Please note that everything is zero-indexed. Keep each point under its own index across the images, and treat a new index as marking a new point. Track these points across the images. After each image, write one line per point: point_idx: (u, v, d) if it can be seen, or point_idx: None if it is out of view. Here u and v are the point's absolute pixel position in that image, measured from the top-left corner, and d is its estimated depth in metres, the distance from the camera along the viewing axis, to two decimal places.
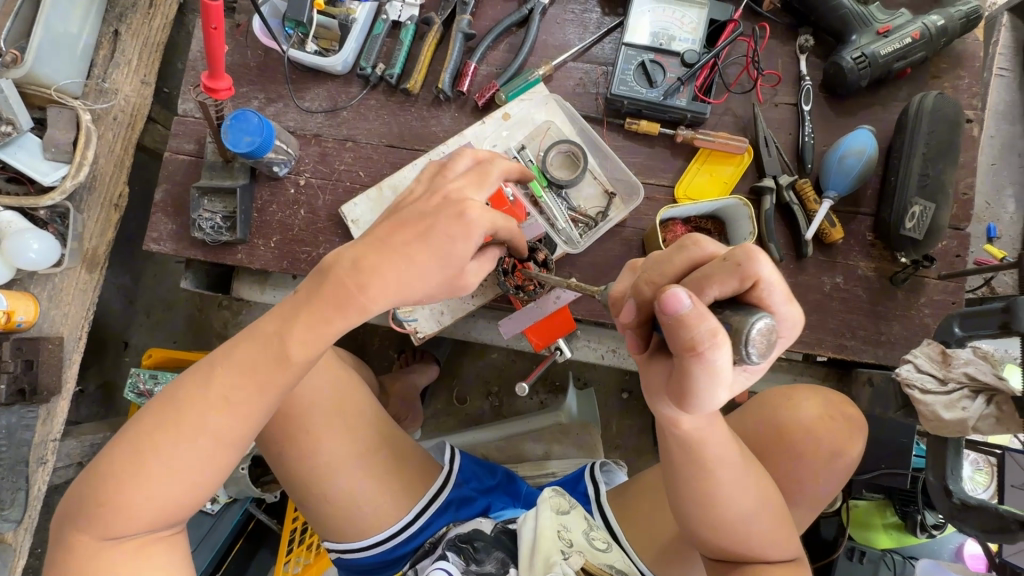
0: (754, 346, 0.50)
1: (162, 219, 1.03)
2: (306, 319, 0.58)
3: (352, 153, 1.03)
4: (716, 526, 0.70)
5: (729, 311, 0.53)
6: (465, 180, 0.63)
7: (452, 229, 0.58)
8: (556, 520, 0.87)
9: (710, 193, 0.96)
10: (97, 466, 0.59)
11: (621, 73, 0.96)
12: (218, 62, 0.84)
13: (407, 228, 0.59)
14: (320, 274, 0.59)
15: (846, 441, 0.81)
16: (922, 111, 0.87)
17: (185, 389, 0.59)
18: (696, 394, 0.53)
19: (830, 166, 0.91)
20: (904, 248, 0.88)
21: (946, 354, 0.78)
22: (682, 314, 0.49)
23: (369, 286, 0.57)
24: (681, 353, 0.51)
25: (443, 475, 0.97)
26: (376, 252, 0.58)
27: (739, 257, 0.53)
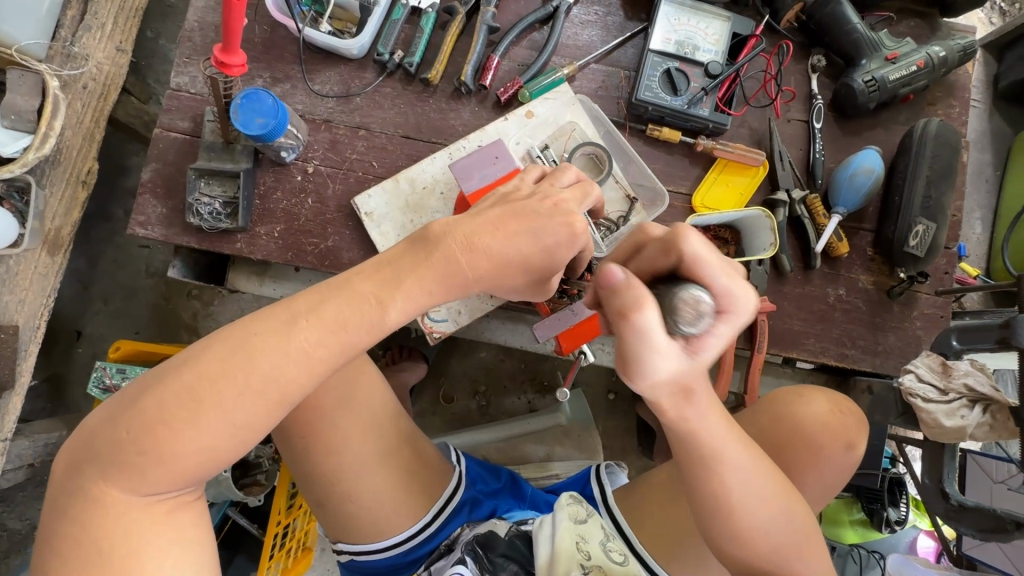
0: (681, 314, 0.53)
1: (149, 201, 0.95)
2: (410, 287, 0.59)
3: (365, 142, 0.98)
4: (740, 536, 0.65)
5: (665, 286, 0.57)
6: (573, 192, 0.69)
7: (562, 235, 0.64)
8: (574, 530, 0.87)
9: (725, 204, 0.98)
10: (138, 407, 0.53)
11: (647, 79, 0.96)
12: (236, 35, 0.77)
13: (513, 216, 0.64)
14: (427, 242, 0.61)
15: (852, 436, 0.85)
16: (926, 136, 0.93)
17: (260, 338, 0.55)
18: (637, 362, 0.55)
19: (840, 183, 0.96)
20: (905, 264, 0.93)
21: (947, 366, 0.83)
22: (615, 284, 0.53)
23: (473, 267, 0.62)
24: (615, 319, 0.54)
25: (457, 477, 0.97)
26: (493, 236, 0.62)
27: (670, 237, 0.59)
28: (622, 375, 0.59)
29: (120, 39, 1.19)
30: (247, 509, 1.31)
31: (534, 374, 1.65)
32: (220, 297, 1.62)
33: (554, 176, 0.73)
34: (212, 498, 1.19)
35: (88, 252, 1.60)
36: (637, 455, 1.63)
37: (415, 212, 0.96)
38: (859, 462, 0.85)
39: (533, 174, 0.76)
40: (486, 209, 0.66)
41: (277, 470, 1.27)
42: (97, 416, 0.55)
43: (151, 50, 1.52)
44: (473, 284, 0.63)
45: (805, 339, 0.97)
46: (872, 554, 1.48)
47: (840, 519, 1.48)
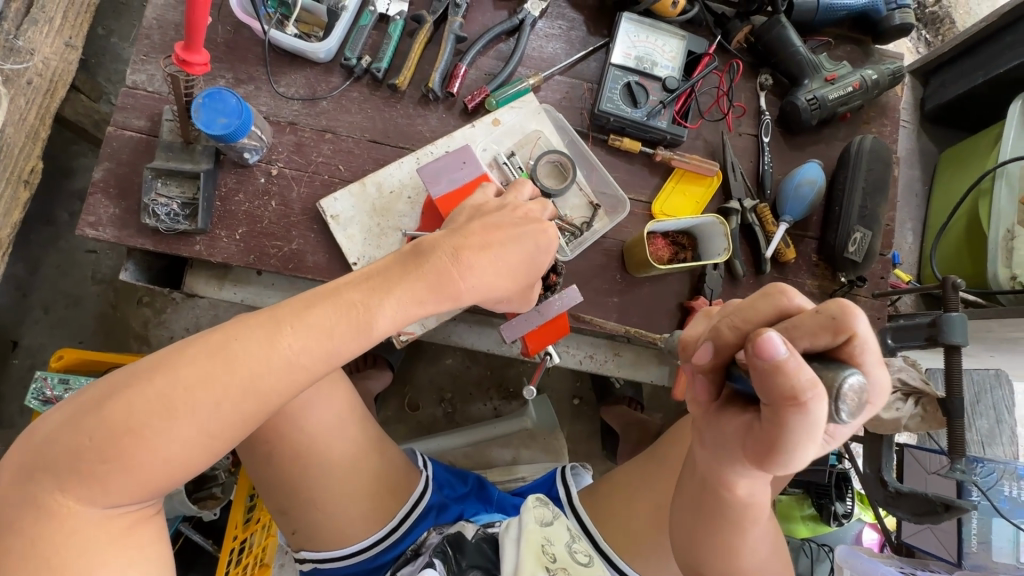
0: (846, 403, 0.47)
1: (101, 202, 0.91)
2: (401, 294, 0.60)
3: (331, 145, 0.98)
4: (718, 552, 0.73)
5: (819, 365, 0.50)
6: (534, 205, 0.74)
7: (535, 243, 0.68)
8: (541, 532, 0.89)
9: (684, 212, 1.03)
10: (103, 413, 0.50)
11: (609, 92, 1.00)
12: (199, 34, 0.76)
13: (488, 229, 0.66)
14: (417, 258, 0.63)
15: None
16: (862, 151, 1.01)
17: (242, 344, 0.54)
18: (784, 451, 0.51)
19: (787, 193, 1.02)
20: (846, 268, 1.00)
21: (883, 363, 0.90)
22: (777, 362, 0.46)
23: (463, 279, 0.63)
24: (777, 402, 0.48)
25: (424, 482, 0.97)
26: (475, 248, 0.64)
27: (835, 312, 0.49)
28: (752, 458, 0.55)
29: (70, 34, 1.15)
30: (201, 525, 1.26)
31: (500, 380, 1.66)
32: (174, 303, 1.56)
33: (516, 187, 0.79)
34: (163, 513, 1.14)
35: (28, 256, 1.52)
36: (600, 459, 1.66)
37: (382, 216, 0.96)
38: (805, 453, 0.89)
39: (493, 188, 0.80)
40: (465, 224, 0.68)
41: (234, 483, 1.23)
42: (54, 421, 0.52)
43: (102, 48, 1.47)
44: (466, 294, 0.64)
45: None
46: (822, 547, 1.56)
47: (792, 515, 1.55)
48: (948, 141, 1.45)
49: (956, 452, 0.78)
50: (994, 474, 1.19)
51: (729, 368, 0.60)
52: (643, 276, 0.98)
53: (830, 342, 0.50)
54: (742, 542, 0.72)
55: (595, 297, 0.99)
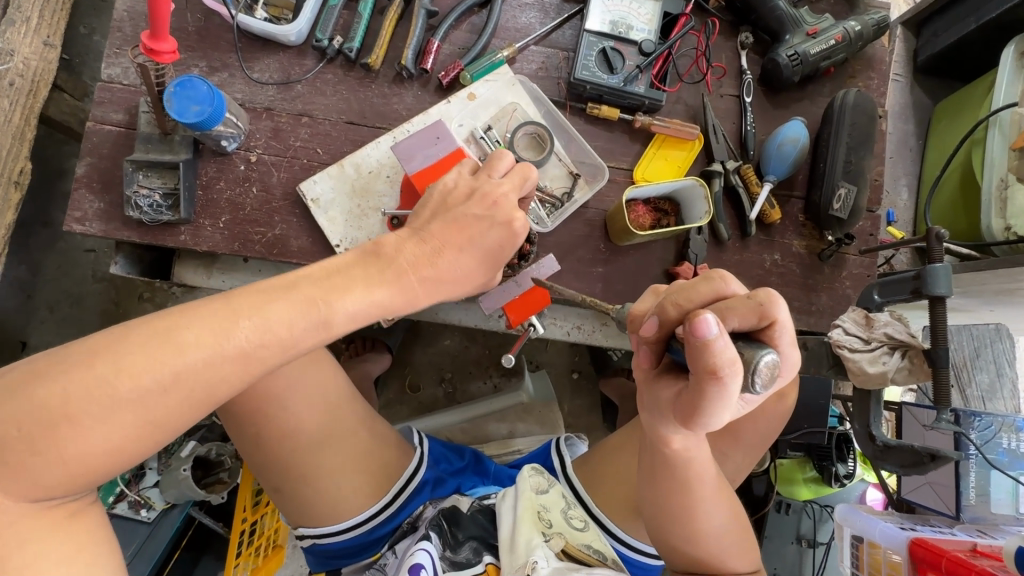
0: (760, 377, 0.53)
1: (85, 196, 0.93)
2: (357, 292, 0.62)
3: (308, 129, 0.98)
4: (683, 516, 0.74)
5: (742, 343, 0.55)
6: (508, 184, 0.75)
7: (500, 238, 0.72)
8: (534, 500, 0.90)
9: (666, 177, 1.02)
10: (33, 394, 0.48)
11: (583, 59, 0.99)
12: (163, 20, 0.76)
13: (458, 223, 0.71)
14: (383, 259, 0.66)
15: (783, 386, 0.80)
16: (845, 105, 0.98)
17: (193, 334, 0.53)
18: (703, 413, 0.55)
19: (770, 152, 1.01)
20: (831, 226, 0.99)
21: (869, 318, 0.88)
22: (710, 345, 0.50)
23: (426, 277, 0.68)
24: (701, 374, 0.52)
25: (417, 457, 0.98)
26: (437, 251, 0.69)
27: (762, 300, 0.55)
28: (677, 418, 0.60)
29: (48, 33, 1.15)
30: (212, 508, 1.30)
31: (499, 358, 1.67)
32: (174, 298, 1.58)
33: (492, 166, 0.77)
34: (173, 498, 1.17)
35: (29, 259, 1.55)
36: (602, 431, 1.68)
37: (362, 198, 0.97)
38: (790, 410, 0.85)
39: (469, 164, 0.79)
40: (427, 222, 0.72)
41: (240, 468, 1.26)
42: None
43: (86, 46, 1.47)
44: (419, 290, 0.68)
45: None
46: (825, 508, 1.57)
47: (794, 477, 1.55)
48: (943, 93, 1.42)
49: (941, 403, 0.78)
50: (993, 427, 1.18)
51: (666, 341, 0.62)
52: (626, 243, 0.98)
53: (753, 324, 0.56)
54: (696, 505, 0.74)
55: (579, 267, 1.00)
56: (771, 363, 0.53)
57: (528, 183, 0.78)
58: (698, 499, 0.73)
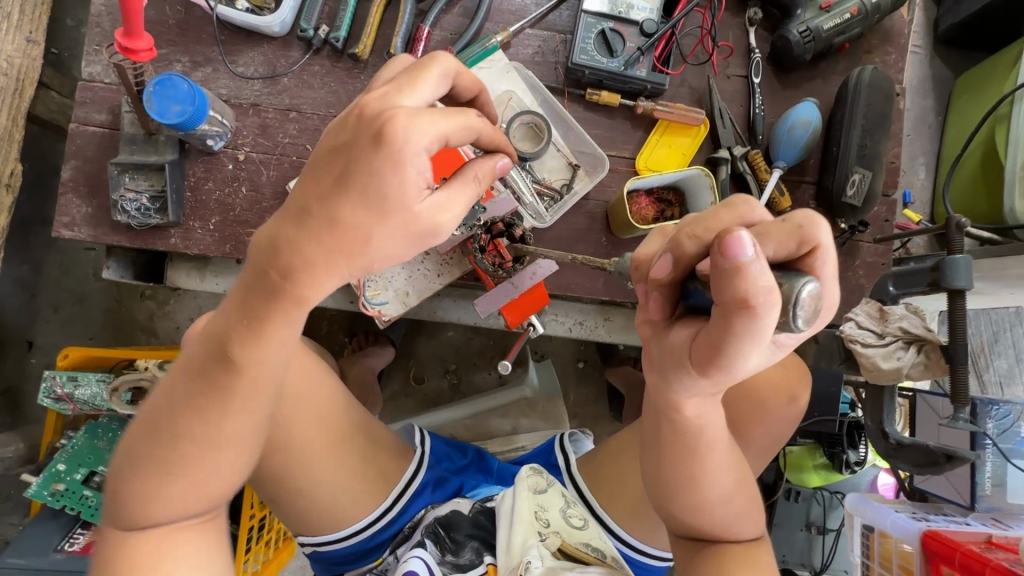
0: (802, 310, 0.48)
1: (73, 201, 0.91)
2: (277, 280, 0.49)
3: (296, 124, 0.95)
4: (689, 485, 0.70)
5: (778, 273, 0.50)
6: (389, 84, 0.51)
7: (377, 165, 0.47)
8: (533, 499, 0.89)
9: (670, 165, 0.98)
10: (134, 449, 0.55)
11: (581, 42, 0.94)
12: (137, 17, 0.72)
13: (326, 167, 0.49)
14: (258, 259, 0.50)
15: (794, 388, 0.84)
16: (861, 83, 0.92)
17: (206, 352, 0.53)
18: (729, 355, 0.50)
19: (780, 136, 0.96)
20: (845, 214, 0.94)
21: (884, 311, 0.85)
22: (743, 268, 0.45)
23: (310, 260, 0.48)
24: (728, 308, 0.47)
25: (416, 459, 0.99)
26: (305, 228, 0.48)
27: (802, 222, 0.50)
28: (694, 365, 0.55)
29: (29, 29, 1.11)
30: None
31: (503, 349, 1.65)
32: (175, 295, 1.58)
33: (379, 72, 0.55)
34: None
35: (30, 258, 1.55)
36: (608, 420, 1.67)
37: None
38: (802, 413, 0.84)
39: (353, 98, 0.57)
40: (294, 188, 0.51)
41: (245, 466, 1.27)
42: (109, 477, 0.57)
43: (73, 40, 1.43)
44: (325, 266, 0.49)
45: None
46: (835, 495, 1.55)
47: (803, 464, 1.54)
48: (965, 64, 1.34)
49: (958, 401, 0.75)
50: (1011, 417, 1.14)
51: (683, 283, 0.59)
52: (628, 236, 0.94)
53: (790, 251, 0.51)
54: (701, 472, 0.69)
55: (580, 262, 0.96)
56: (815, 288, 0.48)
57: (437, 82, 0.52)
58: (704, 468, 0.68)
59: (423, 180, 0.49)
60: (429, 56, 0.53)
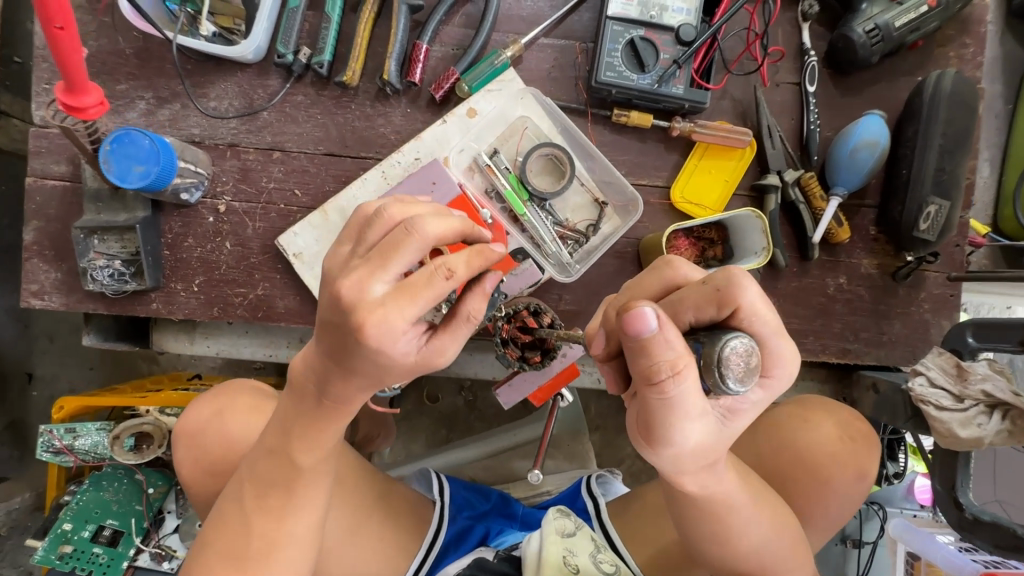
0: (732, 371, 0.39)
1: (39, 266, 0.81)
2: (332, 396, 0.44)
3: (282, 166, 0.83)
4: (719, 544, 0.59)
5: (704, 334, 0.42)
6: (359, 266, 0.39)
7: (367, 356, 0.39)
8: (562, 544, 0.83)
9: (711, 194, 0.85)
10: (202, 557, 0.53)
11: (607, 55, 0.80)
12: (78, 70, 0.60)
13: (320, 344, 0.42)
14: (302, 385, 0.45)
15: (864, 462, 0.73)
16: (938, 95, 0.78)
17: (268, 459, 0.50)
18: (661, 433, 0.43)
19: (839, 160, 0.82)
20: (915, 248, 0.82)
21: (962, 369, 0.74)
22: (644, 341, 0.39)
23: (344, 391, 0.43)
24: (639, 382, 0.41)
25: (438, 514, 0.92)
26: (331, 377, 0.43)
27: (721, 283, 0.43)
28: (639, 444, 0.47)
29: None
30: None
31: None
32: None
33: (360, 230, 0.41)
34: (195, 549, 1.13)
35: None
36: None
37: None
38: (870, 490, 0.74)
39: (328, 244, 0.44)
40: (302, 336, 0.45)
41: None
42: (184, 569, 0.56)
43: None
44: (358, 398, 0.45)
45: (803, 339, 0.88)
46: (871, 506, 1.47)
47: None
48: None
49: None
50: None
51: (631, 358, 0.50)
52: None
53: (717, 313, 0.43)
54: (728, 529, 0.58)
55: None
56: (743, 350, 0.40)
57: (416, 256, 0.39)
58: (727, 523, 0.57)
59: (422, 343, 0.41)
60: (407, 222, 0.39)
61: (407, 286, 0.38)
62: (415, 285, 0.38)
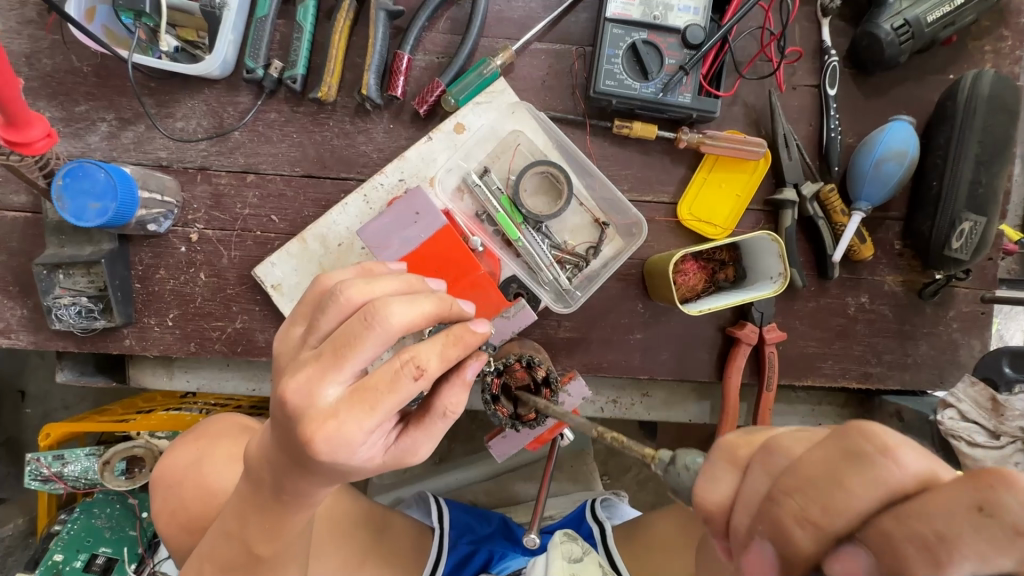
0: None
1: (3, 303, 0.76)
2: (296, 481, 0.41)
3: (257, 190, 0.77)
4: None
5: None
6: (309, 362, 0.37)
7: (322, 463, 0.37)
8: (568, 570, 0.77)
9: (721, 210, 0.78)
10: None
11: (607, 62, 0.73)
12: (16, 106, 0.54)
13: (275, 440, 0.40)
14: (265, 464, 0.43)
15: None
16: (976, 99, 0.71)
17: (236, 533, 0.47)
18: None
19: (862, 173, 0.75)
20: (945, 267, 0.75)
21: (997, 404, 0.68)
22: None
23: (305, 481, 0.41)
24: None
25: (437, 543, 0.87)
26: (291, 466, 0.40)
27: (1007, 511, 0.22)
28: None
29: None
30: None
31: None
32: None
33: (314, 315, 0.40)
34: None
35: None
36: None
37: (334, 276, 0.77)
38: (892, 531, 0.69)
39: (289, 324, 0.42)
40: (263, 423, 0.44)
41: None
42: None
43: None
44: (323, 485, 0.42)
45: (821, 363, 0.82)
46: None
47: None
48: None
49: None
50: None
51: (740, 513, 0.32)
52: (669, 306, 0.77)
53: (1021, 564, 0.21)
54: None
55: (613, 336, 0.80)
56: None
57: (372, 354, 0.36)
58: None
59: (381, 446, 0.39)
60: (364, 313, 0.36)
61: (364, 392, 0.35)
62: (374, 390, 0.36)
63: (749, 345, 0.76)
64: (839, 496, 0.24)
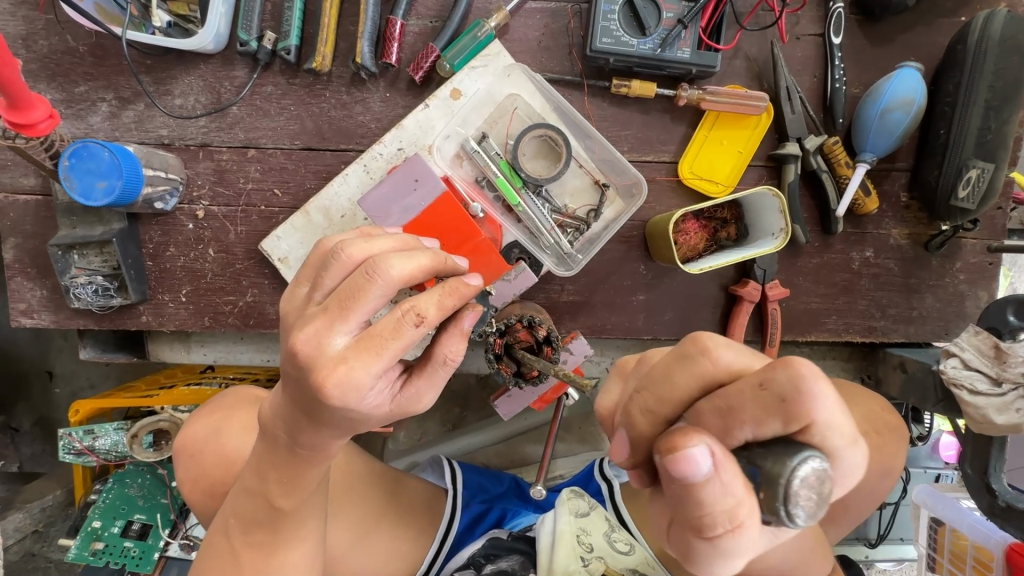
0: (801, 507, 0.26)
1: (24, 285, 0.79)
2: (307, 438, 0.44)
3: (258, 164, 0.77)
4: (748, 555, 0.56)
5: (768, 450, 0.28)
6: (316, 316, 0.38)
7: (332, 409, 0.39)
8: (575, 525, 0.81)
9: (722, 167, 0.77)
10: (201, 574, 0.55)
11: (604, 18, 0.71)
12: (17, 87, 0.55)
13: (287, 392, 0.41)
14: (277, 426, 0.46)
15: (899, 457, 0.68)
16: (987, 41, 0.68)
17: (256, 493, 0.51)
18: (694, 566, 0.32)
19: (866, 123, 0.73)
20: (951, 217, 0.74)
21: (1001, 351, 0.67)
22: (694, 486, 0.28)
23: (318, 435, 0.43)
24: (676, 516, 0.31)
25: (451, 503, 0.89)
26: (302, 422, 0.42)
27: (780, 385, 0.29)
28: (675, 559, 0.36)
29: None
30: None
31: None
32: None
33: (317, 273, 0.41)
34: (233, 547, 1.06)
35: None
36: None
37: None
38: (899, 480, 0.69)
39: (296, 284, 0.44)
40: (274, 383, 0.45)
41: None
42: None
43: None
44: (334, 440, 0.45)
45: (825, 318, 0.82)
46: None
47: None
48: None
49: None
50: None
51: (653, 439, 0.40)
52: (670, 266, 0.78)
53: (786, 426, 0.29)
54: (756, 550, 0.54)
55: (616, 298, 0.80)
56: (814, 473, 0.27)
57: (377, 305, 0.38)
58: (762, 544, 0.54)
59: (386, 394, 0.40)
60: (366, 266, 0.38)
61: (371, 339, 0.37)
62: (380, 337, 0.37)
63: (752, 302, 0.76)
64: (664, 386, 0.35)
